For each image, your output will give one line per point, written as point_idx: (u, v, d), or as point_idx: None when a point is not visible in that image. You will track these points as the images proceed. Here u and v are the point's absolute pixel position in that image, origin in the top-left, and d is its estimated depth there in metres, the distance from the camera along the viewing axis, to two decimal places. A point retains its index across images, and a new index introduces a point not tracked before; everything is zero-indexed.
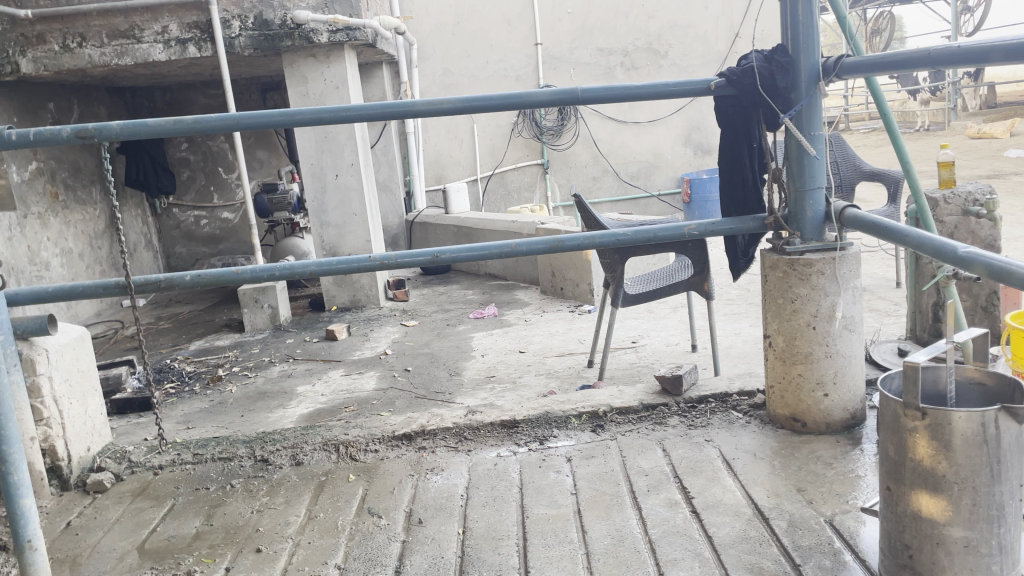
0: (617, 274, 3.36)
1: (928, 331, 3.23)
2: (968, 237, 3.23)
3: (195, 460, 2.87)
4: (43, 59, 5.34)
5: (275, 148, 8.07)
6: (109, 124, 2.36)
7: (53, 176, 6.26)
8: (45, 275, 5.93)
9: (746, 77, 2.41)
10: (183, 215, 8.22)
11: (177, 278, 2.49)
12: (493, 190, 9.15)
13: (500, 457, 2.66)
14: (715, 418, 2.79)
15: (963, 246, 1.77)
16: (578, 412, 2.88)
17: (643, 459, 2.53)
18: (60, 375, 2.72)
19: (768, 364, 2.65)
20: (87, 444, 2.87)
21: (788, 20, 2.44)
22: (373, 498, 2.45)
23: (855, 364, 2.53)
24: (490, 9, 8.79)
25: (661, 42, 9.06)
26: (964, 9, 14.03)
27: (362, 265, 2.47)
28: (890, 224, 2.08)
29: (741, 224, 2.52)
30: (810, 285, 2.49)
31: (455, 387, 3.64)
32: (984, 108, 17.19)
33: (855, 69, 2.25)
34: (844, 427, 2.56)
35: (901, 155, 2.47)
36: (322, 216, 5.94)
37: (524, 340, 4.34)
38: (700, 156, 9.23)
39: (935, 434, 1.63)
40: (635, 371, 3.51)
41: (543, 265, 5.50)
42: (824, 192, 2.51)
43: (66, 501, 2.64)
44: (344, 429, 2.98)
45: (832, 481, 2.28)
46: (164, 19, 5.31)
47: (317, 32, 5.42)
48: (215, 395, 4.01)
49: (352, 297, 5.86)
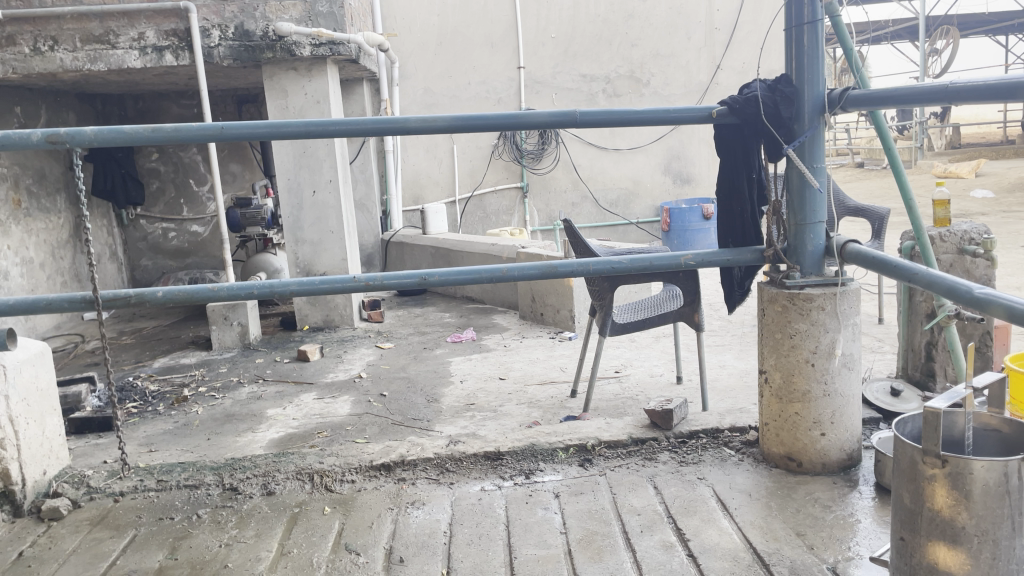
0: (605, 302, 3.27)
1: (920, 370, 3.19)
2: (963, 276, 3.21)
3: (159, 487, 2.71)
4: (12, 61, 5.13)
5: (248, 162, 7.89)
6: (83, 130, 2.27)
7: (16, 183, 6.03)
8: (3, 284, 5.69)
9: (749, 106, 2.35)
10: (151, 227, 8.00)
11: (147, 294, 2.36)
12: (471, 212, 9.05)
13: (484, 491, 2.54)
14: (707, 455, 2.71)
15: (977, 287, 1.68)
16: (565, 445, 2.77)
17: (634, 497, 2.43)
18: (19, 394, 2.56)
19: (764, 401, 2.57)
20: (43, 467, 2.70)
21: (793, 50, 2.38)
22: (351, 533, 2.31)
23: (853, 404, 2.47)
24: (473, 30, 8.75)
25: (643, 71, 9.09)
26: (931, 51, 14.50)
27: (344, 285, 2.36)
28: (895, 260, 2.00)
29: (738, 255, 2.46)
30: (810, 320, 2.41)
31: (434, 414, 3.51)
32: (950, 148, 17.56)
33: (862, 101, 2.17)
34: (841, 468, 2.48)
35: (903, 189, 2.42)
36: (297, 233, 5.79)
37: (504, 367, 4.23)
38: (679, 186, 9.25)
39: (954, 484, 1.55)
40: (621, 403, 3.42)
41: (523, 290, 5.41)
42: (825, 226, 2.45)
43: (19, 529, 2.47)
44: (319, 457, 2.83)
45: (832, 525, 2.20)
46: (141, 26, 5.16)
47: (299, 44, 5.31)
48: (180, 417, 3.83)
49: (325, 317, 5.69)
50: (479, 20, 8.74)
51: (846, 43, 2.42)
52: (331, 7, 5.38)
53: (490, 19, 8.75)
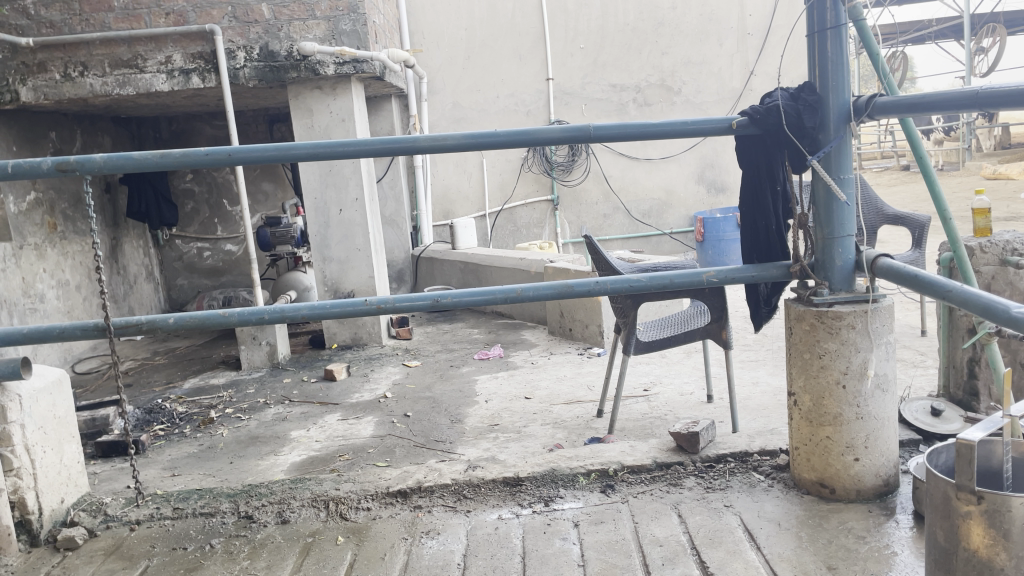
0: (628, 320, 3.18)
1: (962, 388, 3.04)
2: (1007, 289, 3.04)
3: (175, 516, 2.68)
4: (43, 87, 5.21)
5: (280, 180, 7.94)
6: (92, 157, 2.25)
7: (52, 207, 6.12)
8: (39, 307, 5.77)
9: (771, 116, 2.24)
10: (186, 247, 8.10)
11: (158, 320, 2.33)
12: (502, 226, 9.00)
13: (501, 520, 2.46)
14: (735, 480, 2.60)
15: (1015, 305, 1.56)
16: (586, 471, 2.69)
17: (657, 527, 2.33)
18: (34, 422, 2.54)
19: (794, 424, 2.45)
20: (60, 495, 2.68)
21: (816, 56, 2.27)
22: (362, 565, 2.25)
23: (889, 426, 2.33)
24: (501, 44, 8.72)
25: (674, 79, 8.97)
26: (977, 50, 13.74)
27: (356, 309, 2.30)
28: (929, 276, 1.87)
29: (764, 271, 2.34)
30: (840, 340, 2.29)
31: (457, 436, 3.45)
32: (999, 148, 17.00)
33: (890, 109, 2.05)
34: (876, 494, 2.35)
35: (937, 200, 2.29)
36: (324, 251, 5.79)
37: (531, 385, 4.15)
38: (713, 195, 9.09)
39: (991, 522, 1.43)
40: (648, 423, 3.32)
41: (552, 306, 5.33)
42: (855, 240, 2.33)
43: (34, 559, 2.45)
44: (335, 484, 2.80)
45: (866, 558, 2.07)
46: (167, 49, 5.20)
47: (324, 63, 5.35)
48: (204, 440, 3.82)
49: (353, 335, 5.67)
50: (507, 33, 8.70)
51: (872, 49, 2.31)
52: (354, 25, 5.38)
53: (517, 32, 8.71)
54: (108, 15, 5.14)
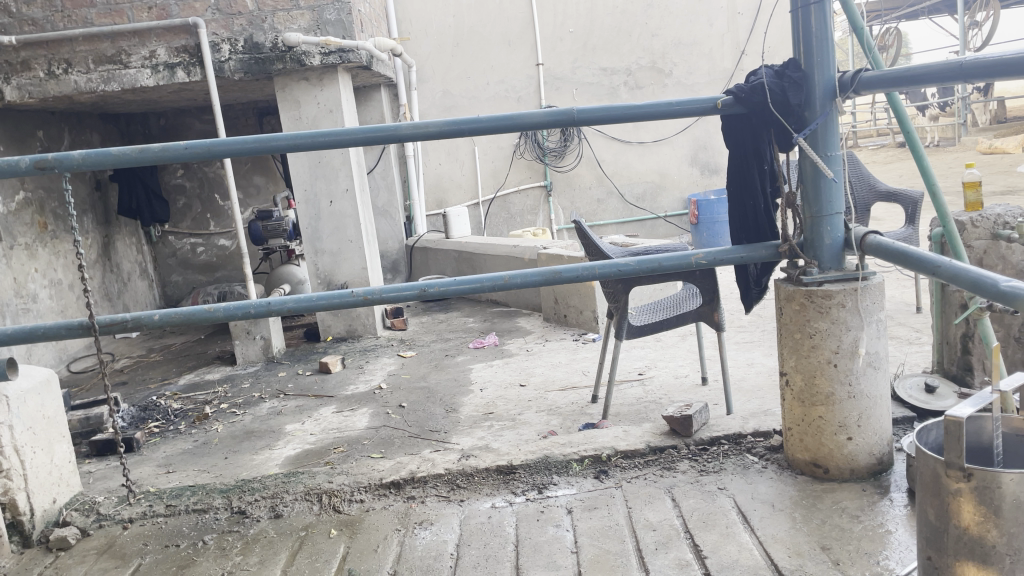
0: (620, 304, 3.15)
1: (956, 363, 3.04)
2: (999, 263, 3.02)
3: (168, 513, 2.67)
4: (28, 85, 5.18)
5: (272, 174, 7.92)
6: (71, 154, 2.20)
7: (42, 206, 6.10)
8: (32, 307, 5.75)
9: (756, 94, 2.21)
10: (179, 242, 8.05)
11: (143, 317, 2.29)
12: (496, 213, 8.97)
13: (495, 508, 2.45)
14: (728, 462, 2.59)
15: (1004, 279, 1.54)
16: (580, 457, 2.67)
17: (650, 511, 2.31)
18: (23, 423, 2.53)
19: (787, 405, 2.43)
20: (52, 495, 2.67)
21: (800, 32, 2.24)
22: (354, 558, 2.24)
23: (881, 405, 2.32)
24: (489, 30, 8.66)
25: (665, 61, 8.92)
26: (970, 25, 13.66)
27: (342, 301, 2.25)
28: (917, 253, 1.84)
29: (753, 251, 2.31)
30: (830, 319, 2.27)
31: (452, 425, 3.43)
32: (995, 123, 16.94)
33: (874, 84, 2.03)
34: (871, 473, 2.34)
35: (925, 174, 2.26)
36: (316, 243, 5.76)
37: (526, 372, 4.14)
38: (707, 176, 9.06)
39: (982, 498, 1.41)
40: (642, 408, 3.31)
41: (546, 293, 5.32)
42: (843, 217, 2.30)
43: (27, 560, 2.44)
44: (328, 476, 2.78)
45: (860, 537, 2.06)
46: (151, 44, 5.15)
47: (309, 54, 5.29)
48: (199, 436, 3.80)
49: (348, 327, 5.66)
50: (495, 18, 8.64)
51: (856, 23, 2.27)
52: (339, 14, 5.33)
53: (506, 18, 8.65)
54: (90, 10, 5.09)
